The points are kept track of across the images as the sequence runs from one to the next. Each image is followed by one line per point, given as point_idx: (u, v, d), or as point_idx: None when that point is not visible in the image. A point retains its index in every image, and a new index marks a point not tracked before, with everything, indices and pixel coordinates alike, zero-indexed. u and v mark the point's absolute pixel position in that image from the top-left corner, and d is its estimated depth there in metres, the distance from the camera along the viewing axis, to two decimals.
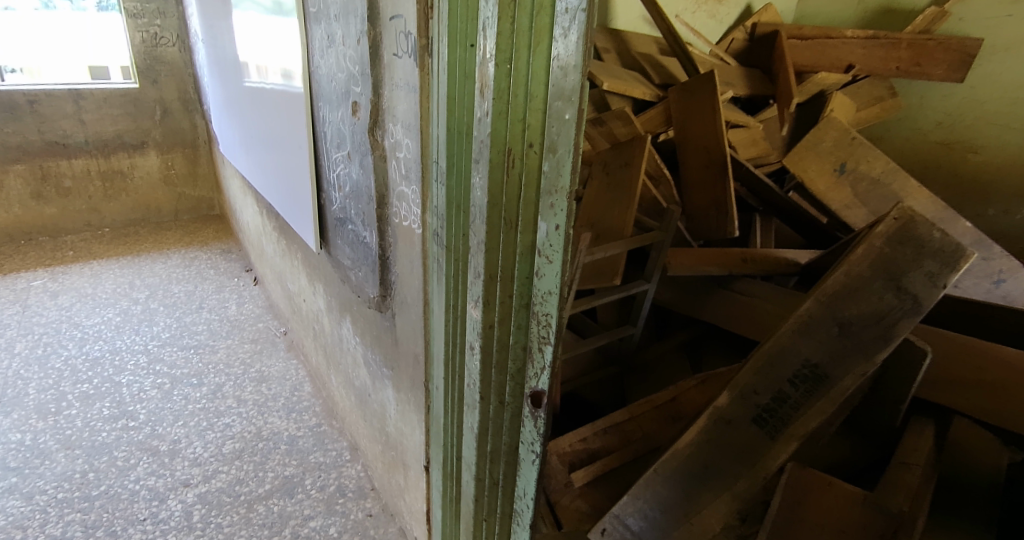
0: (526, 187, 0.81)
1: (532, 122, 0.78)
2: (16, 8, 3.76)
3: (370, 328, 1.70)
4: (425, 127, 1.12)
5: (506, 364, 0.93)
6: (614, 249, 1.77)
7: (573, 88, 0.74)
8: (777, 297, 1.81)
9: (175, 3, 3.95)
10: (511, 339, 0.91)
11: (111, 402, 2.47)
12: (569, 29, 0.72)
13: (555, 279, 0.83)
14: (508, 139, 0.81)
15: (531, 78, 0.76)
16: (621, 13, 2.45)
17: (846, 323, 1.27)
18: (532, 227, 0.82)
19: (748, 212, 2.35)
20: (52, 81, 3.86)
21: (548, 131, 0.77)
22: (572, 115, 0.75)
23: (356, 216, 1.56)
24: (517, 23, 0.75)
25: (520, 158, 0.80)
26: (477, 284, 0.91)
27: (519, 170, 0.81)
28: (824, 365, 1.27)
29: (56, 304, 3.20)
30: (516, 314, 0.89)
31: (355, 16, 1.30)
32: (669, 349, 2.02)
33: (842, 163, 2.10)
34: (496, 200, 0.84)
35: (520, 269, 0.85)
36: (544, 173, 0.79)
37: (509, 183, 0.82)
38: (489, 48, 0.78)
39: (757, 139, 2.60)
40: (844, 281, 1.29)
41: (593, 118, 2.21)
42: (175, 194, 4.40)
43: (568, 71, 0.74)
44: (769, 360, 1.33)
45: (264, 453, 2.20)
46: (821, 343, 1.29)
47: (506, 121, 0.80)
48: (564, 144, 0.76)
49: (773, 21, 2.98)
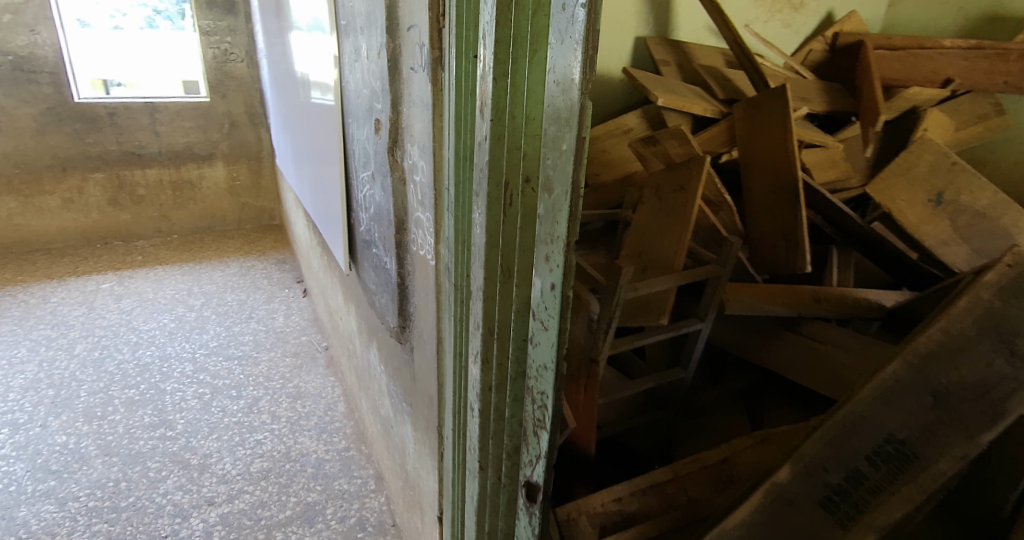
0: (523, 225, 0.71)
1: (531, 149, 0.68)
2: (123, 27, 3.99)
3: (392, 358, 1.59)
4: (437, 149, 0.99)
5: (502, 439, 0.81)
6: (661, 285, 1.57)
7: (568, 107, 0.63)
8: (856, 348, 1.58)
9: (245, 21, 4.05)
10: (506, 408, 0.80)
11: (154, 410, 2.42)
12: (567, 32, 0.60)
13: (551, 352, 0.72)
14: (507, 169, 0.70)
15: (531, 98, 0.67)
16: (683, 23, 2.26)
17: (940, 395, 0.92)
18: (528, 283, 0.73)
19: (823, 243, 2.08)
20: (148, 94, 4.08)
21: (544, 164, 0.67)
22: (572, 138, 0.63)
23: (379, 239, 1.45)
24: (516, 28, 0.65)
25: (519, 190, 0.70)
26: (476, 338, 0.81)
27: (516, 205, 0.71)
28: (913, 441, 0.92)
29: (119, 307, 3.22)
30: (511, 377, 0.78)
31: (376, 27, 1.21)
32: (723, 397, 1.80)
33: (940, 192, 1.82)
34: (495, 240, 0.73)
35: (518, 328, 0.75)
36: (541, 216, 0.69)
37: (508, 220, 0.72)
38: (488, 59, 0.68)
39: (837, 160, 2.35)
40: (935, 345, 0.95)
41: (646, 136, 1.97)
42: (238, 203, 4.51)
43: (566, 87, 0.62)
44: (845, 430, 1.00)
45: (290, 475, 2.12)
46: (909, 414, 0.94)
47: (506, 147, 0.69)
48: (557, 178, 0.66)
49: (857, 30, 2.70)
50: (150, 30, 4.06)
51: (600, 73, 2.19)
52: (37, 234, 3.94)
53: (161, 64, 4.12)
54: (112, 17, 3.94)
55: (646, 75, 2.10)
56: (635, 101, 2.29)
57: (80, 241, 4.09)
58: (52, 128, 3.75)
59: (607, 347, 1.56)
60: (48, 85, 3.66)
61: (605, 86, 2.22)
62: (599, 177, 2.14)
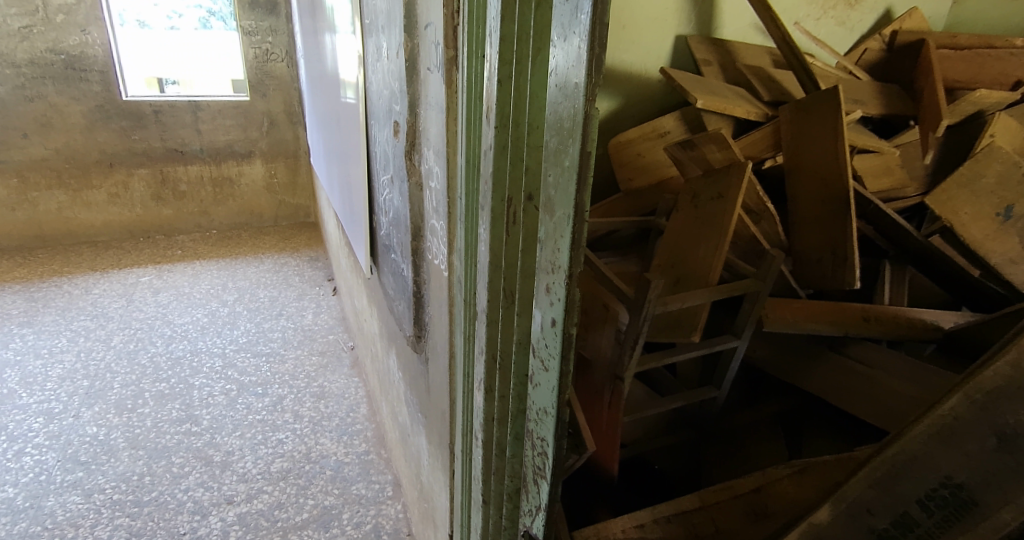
0: (523, 243, 0.72)
1: (531, 157, 0.68)
2: (179, 27, 4.11)
3: (409, 367, 1.54)
4: (450, 154, 0.93)
5: (504, 475, 0.84)
6: (693, 299, 1.47)
7: (570, 116, 0.60)
8: (910, 374, 1.49)
9: (286, 21, 4.06)
10: (509, 442, 0.82)
11: (181, 405, 2.43)
12: (570, 32, 0.58)
13: (550, 400, 0.72)
14: (514, 180, 0.71)
15: (534, 104, 0.67)
16: (727, 21, 2.14)
17: (1009, 434, 0.55)
18: (529, 315, 0.74)
19: (875, 257, 1.94)
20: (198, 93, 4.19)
21: (550, 183, 0.65)
22: (575, 151, 0.61)
23: (398, 245, 1.40)
24: (519, 26, 0.64)
25: (526, 203, 0.70)
26: (484, 368, 0.81)
27: (518, 220, 0.71)
28: (972, 488, 0.58)
29: (155, 301, 3.27)
30: (512, 411, 0.80)
31: (396, 26, 1.15)
32: (759, 420, 1.69)
33: (1009, 206, 1.64)
34: (497, 259, 0.74)
35: (519, 364, 0.76)
36: (541, 238, 0.68)
37: (513, 234, 0.72)
38: (493, 59, 0.68)
39: (893, 166, 2.22)
40: (1008, 373, 0.55)
41: (683, 140, 1.83)
42: (276, 201, 4.55)
43: (565, 94, 0.60)
44: (893, 471, 0.65)
45: (309, 477, 2.10)
46: (971, 460, 0.58)
47: (512, 158, 0.70)
48: (559, 195, 0.64)
49: (918, 28, 2.53)
50: (204, 30, 4.14)
51: (637, 73, 2.09)
52: (85, 226, 4.06)
53: (205, 65, 4.22)
54: (169, 19, 4.06)
55: (686, 75, 1.99)
56: (672, 102, 2.18)
57: (125, 235, 4.20)
58: (101, 125, 3.86)
59: (634, 365, 1.47)
60: (97, 83, 3.76)
61: (641, 87, 2.12)
62: (632, 182, 2.05)
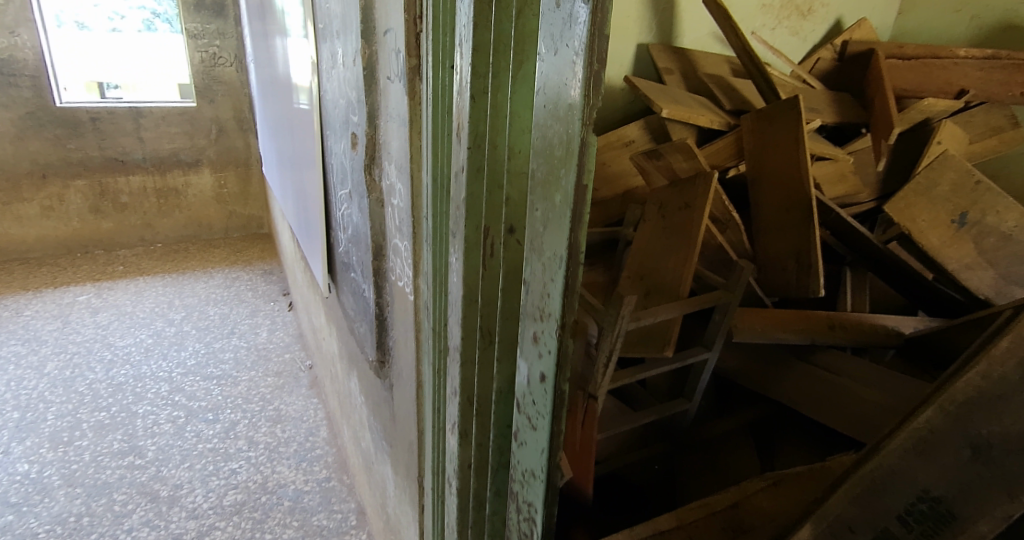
0: (505, 278, 0.68)
1: (510, 182, 0.65)
2: (122, 30, 3.90)
3: (372, 392, 1.46)
4: (416, 171, 0.87)
5: (481, 525, 0.79)
6: (666, 313, 1.44)
7: (563, 143, 0.55)
8: (875, 380, 1.51)
9: (235, 23, 3.89)
10: (490, 496, 0.78)
11: (124, 435, 2.27)
12: (561, 46, 0.52)
13: (536, 468, 0.66)
14: (493, 206, 0.67)
15: (513, 125, 0.64)
16: (688, 30, 2.15)
17: (982, 445, 0.51)
18: (510, 364, 0.70)
19: (835, 263, 1.97)
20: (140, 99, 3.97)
21: (538, 219, 0.60)
22: (569, 181, 0.56)
23: (357, 264, 1.32)
24: (496, 33, 0.60)
25: (511, 236, 0.66)
26: (462, 417, 0.76)
27: (500, 253, 0.67)
28: (950, 500, 0.52)
29: (94, 322, 3.06)
30: (491, 466, 0.76)
31: (352, 32, 1.08)
32: (730, 431, 1.68)
33: (963, 212, 1.70)
34: (474, 293, 0.70)
35: (501, 416, 0.73)
36: (529, 282, 0.63)
37: (493, 267, 0.68)
38: (465, 71, 0.64)
39: (846, 174, 2.25)
40: (978, 383, 0.51)
41: (649, 149, 1.82)
42: (226, 211, 4.35)
43: (556, 118, 0.55)
44: (872, 486, 0.59)
45: (265, 510, 1.98)
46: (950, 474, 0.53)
47: (490, 183, 0.66)
48: (546, 229, 0.59)
49: (868, 39, 2.60)
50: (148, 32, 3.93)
51: None
52: (15, 242, 3.78)
53: (145, 66, 3.98)
54: (110, 20, 3.86)
55: (649, 84, 1.98)
56: (634, 110, 2.17)
57: (60, 251, 3.93)
58: (33, 133, 3.60)
59: (606, 382, 1.45)
60: (28, 88, 3.50)
61: (604, 94, 2.09)
62: (598, 191, 2.02)
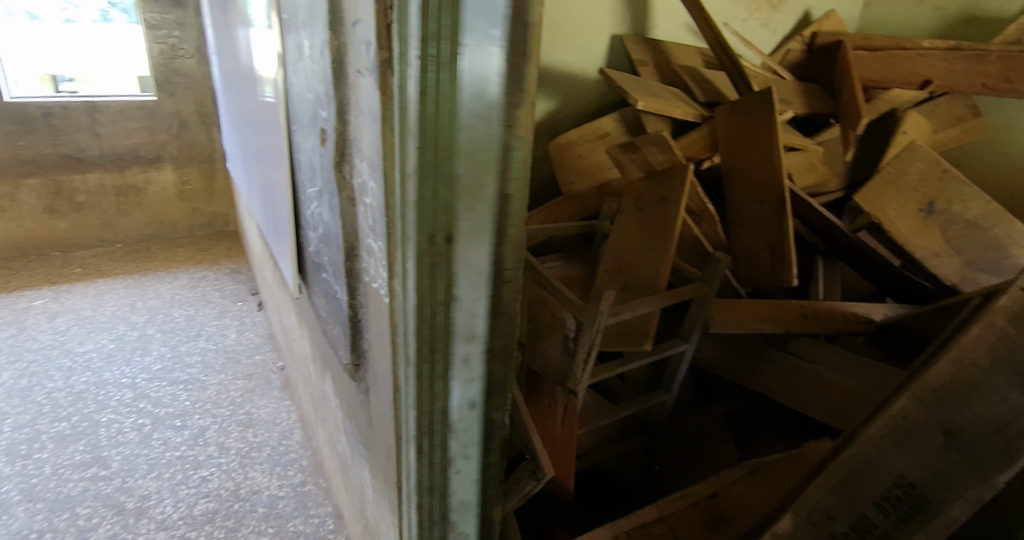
0: (440, 310, 0.81)
1: (448, 180, 0.73)
2: (75, 20, 3.66)
3: (347, 395, 1.42)
4: (389, 168, 0.83)
5: (429, 500, 0.96)
6: (645, 307, 1.44)
7: (486, 145, 0.74)
8: (846, 367, 1.52)
9: (195, 14, 3.73)
10: (433, 507, 0.97)
11: (86, 446, 2.18)
12: (483, 38, 0.69)
13: (473, 443, 0.95)
14: (433, 207, 0.74)
15: (449, 125, 0.71)
16: (660, 21, 2.14)
17: None
18: (449, 374, 0.87)
19: (806, 253, 1.99)
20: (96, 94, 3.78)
21: (468, 248, 0.79)
22: (490, 186, 0.76)
23: (329, 264, 1.28)
24: (434, 28, 0.67)
25: (445, 240, 0.77)
26: (411, 445, 0.92)
27: (441, 257, 0.77)
28: None
29: (52, 327, 2.93)
30: (433, 483, 0.95)
31: (318, 23, 1.04)
32: (708, 422, 1.69)
33: (930, 202, 1.74)
34: (417, 328, 0.82)
35: (440, 422, 0.90)
36: (461, 295, 0.81)
37: (436, 285, 0.79)
38: (410, 67, 0.69)
39: (815, 164, 2.28)
40: None
41: (624, 142, 1.81)
42: (189, 209, 4.19)
43: (484, 111, 0.72)
44: None
45: (239, 517, 1.92)
46: None
47: (429, 183, 0.73)
48: (472, 273, 0.81)
49: (835, 30, 2.64)
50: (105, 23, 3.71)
51: (574, 73, 2.05)
52: None
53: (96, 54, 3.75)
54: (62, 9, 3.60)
55: (624, 76, 1.97)
56: (608, 102, 2.16)
57: (13, 253, 3.74)
58: None
59: (585, 378, 1.45)
60: None
61: (578, 87, 2.07)
62: (574, 185, 2.01)
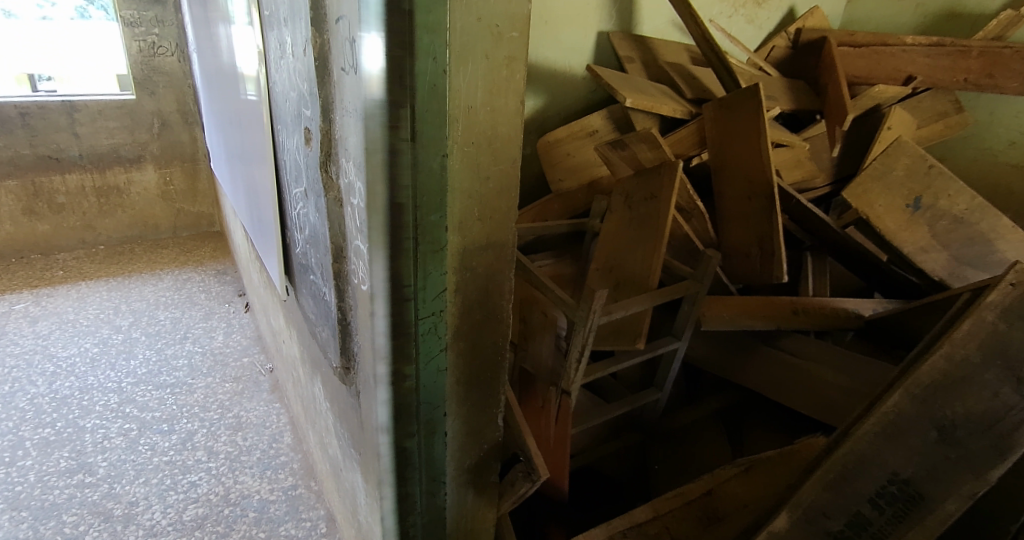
0: (410, 333, 0.94)
1: (403, 184, 0.84)
2: (53, 18, 3.57)
3: (338, 398, 1.40)
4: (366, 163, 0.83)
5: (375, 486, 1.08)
6: (637, 306, 1.43)
7: (376, 143, 0.81)
8: (836, 363, 1.54)
9: (174, 11, 3.59)
10: (401, 510, 1.10)
11: (71, 452, 2.14)
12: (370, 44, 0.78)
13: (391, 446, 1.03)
14: (395, 212, 0.85)
15: (408, 133, 0.81)
16: (647, 18, 2.15)
17: None
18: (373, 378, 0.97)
19: (795, 249, 2.01)
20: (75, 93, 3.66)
21: (429, 262, 0.91)
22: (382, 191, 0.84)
23: (316, 266, 1.26)
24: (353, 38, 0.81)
25: (404, 245, 0.88)
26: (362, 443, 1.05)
27: (402, 261, 0.88)
28: None
29: (33, 332, 2.87)
30: (398, 488, 1.08)
31: (301, 20, 1.01)
32: (699, 419, 1.70)
33: (918, 197, 1.75)
34: (387, 349, 0.93)
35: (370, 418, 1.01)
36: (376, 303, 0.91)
37: (403, 298, 0.91)
38: (347, 77, 0.84)
39: (802, 159, 2.29)
40: None
41: (613, 139, 1.80)
42: (173, 209, 4.05)
43: (371, 115, 0.80)
44: None
45: (229, 522, 1.90)
46: None
47: (390, 189, 0.83)
48: (433, 296, 0.94)
49: (820, 27, 2.65)
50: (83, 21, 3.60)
51: (562, 70, 2.04)
52: None
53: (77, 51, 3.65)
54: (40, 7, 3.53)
55: (612, 73, 1.97)
56: (595, 99, 2.16)
57: None
58: None
59: (579, 378, 1.43)
60: None
61: (565, 84, 2.06)
62: (563, 182, 2.01)
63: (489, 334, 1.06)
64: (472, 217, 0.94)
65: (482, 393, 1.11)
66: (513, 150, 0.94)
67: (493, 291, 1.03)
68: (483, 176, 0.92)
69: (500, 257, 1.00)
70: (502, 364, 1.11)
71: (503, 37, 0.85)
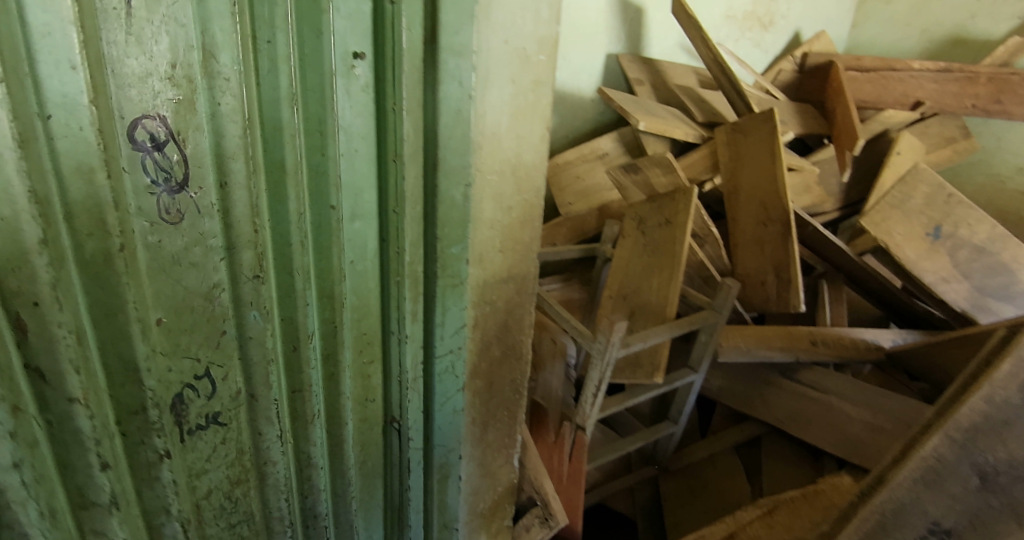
0: (413, 377, 0.87)
1: (410, 219, 0.77)
2: None
3: None
4: None
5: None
6: (656, 336, 1.38)
7: None
8: (862, 398, 1.48)
9: None
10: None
11: None
12: None
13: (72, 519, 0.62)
14: (392, 245, 0.78)
15: (271, 141, 0.64)
16: (655, 41, 2.13)
17: None
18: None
19: (809, 276, 1.98)
20: None
21: (448, 297, 0.84)
22: None
23: None
24: None
25: (400, 282, 0.80)
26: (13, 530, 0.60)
27: (403, 299, 0.81)
28: None
29: None
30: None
31: None
32: (716, 454, 1.64)
33: (937, 226, 1.67)
34: (377, 388, 0.88)
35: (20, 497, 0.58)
36: None
37: (187, 338, 0.63)
38: None
39: (811, 184, 2.22)
40: None
41: (626, 164, 1.75)
42: None
43: None
44: None
45: None
46: None
47: (332, 224, 0.71)
48: (452, 332, 0.87)
49: (826, 51, 2.65)
50: None
51: (572, 91, 1.99)
52: None
53: None
54: None
55: (624, 96, 1.95)
56: (605, 122, 2.12)
57: None
58: None
59: (594, 412, 1.38)
60: None
61: (575, 105, 2.02)
62: (573, 206, 1.97)
63: (508, 370, 1.01)
64: (495, 247, 0.88)
65: (498, 432, 1.04)
66: (536, 178, 0.89)
67: (514, 326, 0.97)
68: (506, 206, 0.86)
69: (520, 290, 0.95)
70: (519, 402, 1.05)
71: (530, 60, 0.80)
